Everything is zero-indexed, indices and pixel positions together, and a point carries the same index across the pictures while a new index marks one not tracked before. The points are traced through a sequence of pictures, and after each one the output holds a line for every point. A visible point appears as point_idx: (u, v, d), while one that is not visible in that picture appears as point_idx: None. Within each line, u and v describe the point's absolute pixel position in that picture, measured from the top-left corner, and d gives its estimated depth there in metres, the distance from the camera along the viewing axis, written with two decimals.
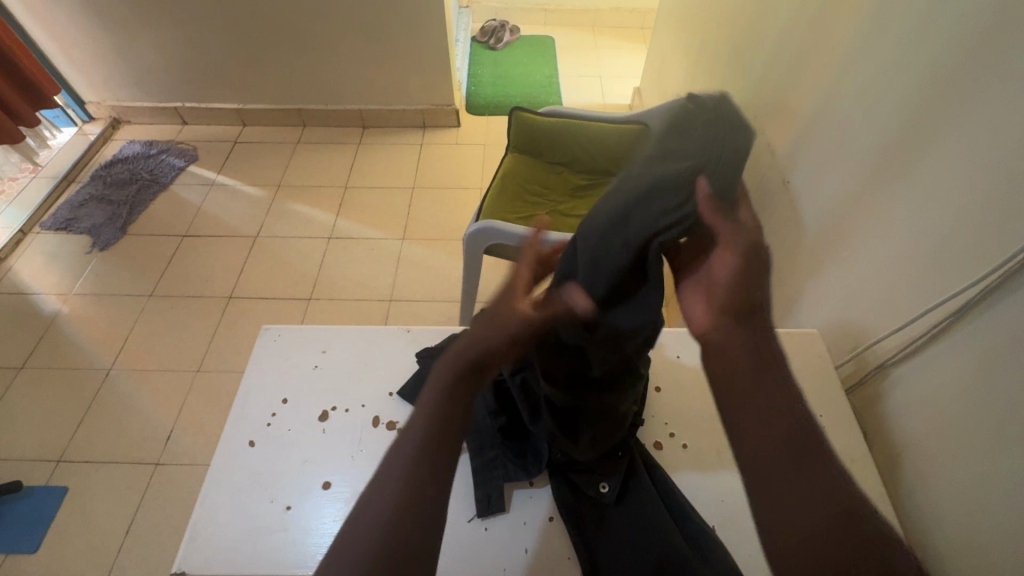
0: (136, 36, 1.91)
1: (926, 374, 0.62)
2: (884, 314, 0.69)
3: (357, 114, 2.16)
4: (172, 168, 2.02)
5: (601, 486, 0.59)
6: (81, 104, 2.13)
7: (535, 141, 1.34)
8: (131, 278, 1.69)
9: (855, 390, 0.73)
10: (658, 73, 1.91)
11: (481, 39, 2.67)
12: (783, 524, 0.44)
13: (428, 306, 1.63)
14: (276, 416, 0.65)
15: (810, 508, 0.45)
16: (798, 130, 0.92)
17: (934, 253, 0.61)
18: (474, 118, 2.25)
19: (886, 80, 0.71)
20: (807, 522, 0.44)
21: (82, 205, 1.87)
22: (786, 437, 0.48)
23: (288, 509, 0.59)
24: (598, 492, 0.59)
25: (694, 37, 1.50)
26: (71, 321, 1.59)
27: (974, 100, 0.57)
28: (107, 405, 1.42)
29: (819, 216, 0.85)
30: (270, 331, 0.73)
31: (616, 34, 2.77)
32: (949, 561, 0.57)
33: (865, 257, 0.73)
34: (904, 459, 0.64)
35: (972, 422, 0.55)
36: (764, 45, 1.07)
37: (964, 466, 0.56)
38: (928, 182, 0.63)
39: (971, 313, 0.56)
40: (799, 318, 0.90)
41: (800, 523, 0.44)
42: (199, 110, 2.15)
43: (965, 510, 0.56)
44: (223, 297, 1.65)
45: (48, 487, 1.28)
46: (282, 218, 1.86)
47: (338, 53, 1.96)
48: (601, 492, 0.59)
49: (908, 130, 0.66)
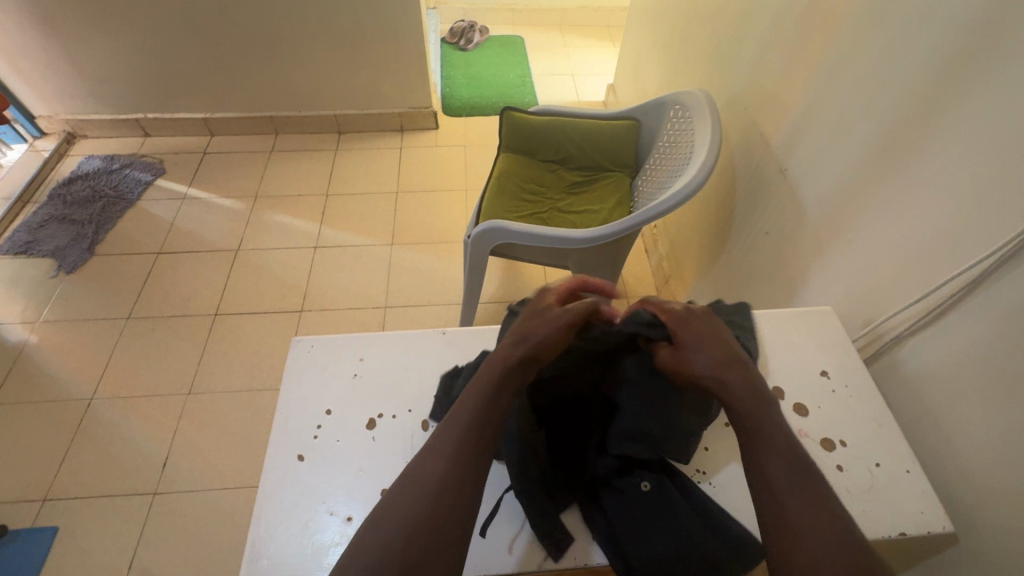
0: (93, 45, 1.81)
1: (943, 341, 0.67)
2: (897, 288, 0.74)
3: (332, 120, 2.12)
4: (139, 183, 1.92)
5: (643, 484, 0.62)
6: (31, 119, 2.00)
7: (527, 140, 1.36)
8: (106, 300, 1.60)
9: (872, 360, 0.79)
10: (634, 70, 1.96)
11: (451, 40, 2.66)
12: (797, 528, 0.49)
13: (425, 310, 1.62)
14: (322, 428, 0.66)
15: (822, 523, 0.49)
16: (795, 119, 0.97)
17: (941, 231, 0.67)
18: (452, 120, 2.24)
19: (883, 71, 0.76)
20: (813, 538, 0.48)
21: (42, 226, 1.76)
22: (795, 462, 0.53)
23: (349, 519, 0.59)
24: (640, 489, 0.61)
25: (673, 34, 1.55)
26: (43, 350, 1.49)
27: (973, 91, 0.62)
28: (93, 436, 1.34)
29: (821, 200, 0.90)
30: (303, 342, 0.74)
31: (583, 33, 2.82)
32: (977, 510, 0.62)
33: (871, 238, 0.79)
34: (927, 420, 0.70)
35: (992, 381, 0.60)
36: (751, 40, 1.12)
37: (985, 422, 0.61)
38: (929, 168, 0.68)
39: (981, 286, 0.62)
40: (807, 298, 0.95)
41: (811, 528, 0.49)
42: (163, 120, 2.05)
43: (992, 462, 0.61)
44: (209, 315, 1.58)
45: (36, 528, 1.20)
46: (263, 229, 1.81)
47: (311, 58, 1.92)
48: (644, 489, 0.61)
49: (907, 120, 0.72)
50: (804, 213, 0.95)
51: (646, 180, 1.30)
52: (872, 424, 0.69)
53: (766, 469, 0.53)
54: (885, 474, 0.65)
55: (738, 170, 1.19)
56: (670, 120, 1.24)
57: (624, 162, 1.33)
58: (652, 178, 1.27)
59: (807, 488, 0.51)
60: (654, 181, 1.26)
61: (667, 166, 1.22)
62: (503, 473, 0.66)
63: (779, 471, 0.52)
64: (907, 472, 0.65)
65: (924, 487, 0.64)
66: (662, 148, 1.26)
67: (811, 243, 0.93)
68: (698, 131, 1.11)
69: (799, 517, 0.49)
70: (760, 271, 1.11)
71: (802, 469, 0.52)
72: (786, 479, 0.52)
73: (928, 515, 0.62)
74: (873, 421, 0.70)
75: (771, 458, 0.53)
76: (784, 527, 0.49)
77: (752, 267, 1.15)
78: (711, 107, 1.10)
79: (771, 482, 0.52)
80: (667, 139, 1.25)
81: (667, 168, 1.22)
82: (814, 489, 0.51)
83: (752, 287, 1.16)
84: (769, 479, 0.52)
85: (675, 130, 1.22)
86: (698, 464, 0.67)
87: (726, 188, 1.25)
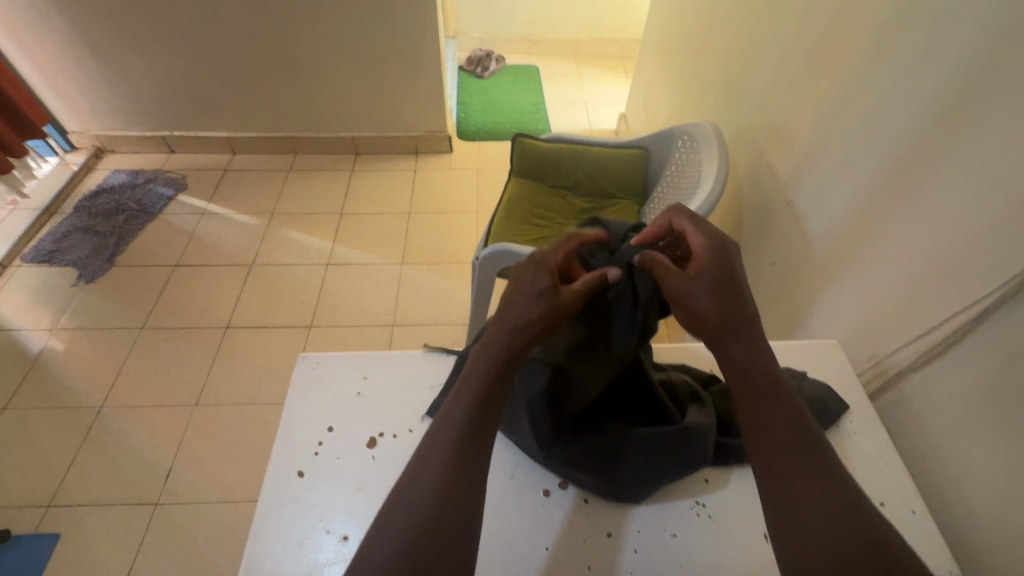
0: (127, 66, 1.90)
1: (947, 377, 0.67)
2: (902, 324, 0.74)
3: (350, 141, 2.18)
4: (161, 197, 1.98)
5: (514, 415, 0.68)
6: (64, 134, 2.09)
7: (538, 167, 1.38)
8: (122, 310, 1.64)
9: (878, 395, 0.78)
10: (645, 101, 2.01)
11: (467, 67, 2.75)
12: (813, 525, 0.47)
13: (432, 330, 1.63)
14: (324, 445, 0.67)
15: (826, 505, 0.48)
16: (800, 153, 0.99)
17: (949, 265, 0.67)
18: (466, 144, 2.29)
19: (888, 107, 0.78)
20: (816, 519, 0.47)
21: (66, 237, 1.81)
22: (797, 431, 0.52)
23: (346, 538, 0.59)
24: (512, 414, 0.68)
25: (683, 68, 1.60)
26: (59, 357, 1.52)
27: (974, 128, 0.64)
28: (100, 444, 1.36)
29: (827, 231, 0.91)
30: (308, 359, 0.76)
31: (597, 63, 2.89)
32: (986, 554, 0.61)
33: (878, 270, 0.79)
34: (931, 457, 0.69)
35: (995, 420, 0.60)
36: (758, 77, 1.15)
37: (990, 460, 0.61)
38: (936, 202, 0.69)
39: (985, 322, 0.62)
40: (813, 329, 0.95)
41: (825, 526, 0.47)
42: (187, 138, 2.13)
43: (994, 506, 0.60)
44: (221, 328, 1.61)
45: (39, 534, 1.21)
46: (278, 245, 1.85)
47: (334, 82, 1.99)
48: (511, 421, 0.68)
49: (914, 152, 0.73)
50: (810, 243, 0.96)
51: (654, 207, 1.32)
52: (877, 461, 0.68)
53: (764, 435, 0.52)
54: (889, 514, 0.63)
55: (745, 200, 1.21)
56: (679, 149, 1.26)
57: (632, 189, 1.35)
58: (660, 205, 1.29)
59: (806, 459, 0.50)
60: (662, 209, 1.28)
61: (675, 193, 1.24)
62: (498, 472, 0.66)
63: (781, 450, 0.51)
64: (912, 513, 0.63)
65: (930, 529, 0.62)
66: (671, 176, 1.28)
67: (815, 275, 0.94)
68: (706, 160, 1.12)
69: (799, 494, 0.49)
70: (766, 300, 1.12)
71: (805, 440, 0.51)
72: (791, 460, 0.50)
73: (934, 558, 0.60)
74: (878, 458, 0.69)
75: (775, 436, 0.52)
76: (783, 508, 0.49)
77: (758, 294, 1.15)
78: (719, 137, 1.11)
79: (768, 457, 0.51)
80: (676, 168, 1.27)
81: (676, 195, 1.23)
82: (813, 459, 0.50)
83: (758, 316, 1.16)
84: (767, 453, 0.51)
85: (683, 159, 1.24)
86: (699, 495, 0.65)
87: (734, 216, 1.27)
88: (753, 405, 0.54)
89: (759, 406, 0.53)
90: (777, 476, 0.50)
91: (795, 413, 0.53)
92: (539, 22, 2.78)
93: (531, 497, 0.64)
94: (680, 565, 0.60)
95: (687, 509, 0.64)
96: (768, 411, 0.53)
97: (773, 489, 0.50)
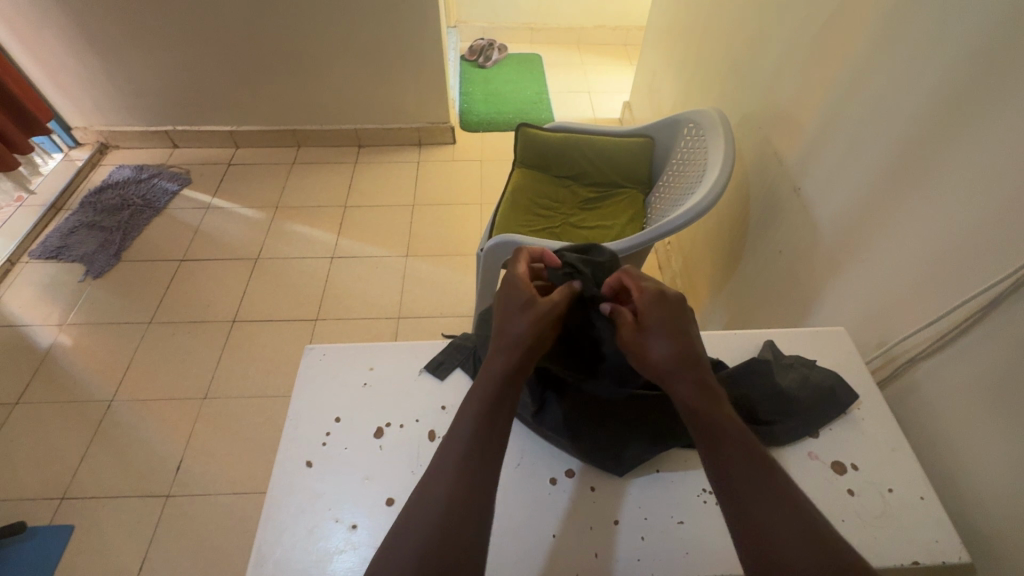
0: (129, 61, 1.89)
1: (958, 364, 0.66)
2: (912, 311, 0.73)
3: (353, 134, 2.17)
4: (166, 192, 1.98)
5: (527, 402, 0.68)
6: (68, 130, 2.09)
7: (542, 156, 1.37)
8: (130, 305, 1.65)
9: (887, 382, 0.78)
10: (649, 88, 1.98)
11: (469, 57, 2.72)
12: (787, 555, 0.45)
13: (437, 321, 1.63)
14: (331, 435, 0.67)
15: (788, 518, 0.47)
16: (808, 138, 0.98)
17: (960, 251, 0.66)
18: (469, 135, 2.28)
19: (897, 91, 0.77)
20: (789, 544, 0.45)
21: (73, 232, 1.82)
22: (755, 458, 0.51)
23: (354, 527, 0.60)
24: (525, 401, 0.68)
25: (688, 54, 1.57)
26: (69, 352, 1.54)
27: (986, 112, 0.62)
28: (111, 437, 1.37)
29: (835, 218, 0.90)
30: (315, 350, 0.76)
31: (600, 51, 2.86)
32: (996, 541, 0.60)
33: (887, 257, 0.78)
34: (942, 444, 0.68)
35: (1007, 407, 0.59)
36: (765, 61, 1.13)
37: (1001, 447, 0.60)
38: (947, 187, 0.68)
39: (997, 309, 0.61)
40: (821, 316, 0.94)
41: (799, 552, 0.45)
42: (190, 133, 2.13)
43: (1005, 493, 0.59)
44: (227, 322, 1.62)
45: (53, 525, 1.23)
46: (283, 239, 1.85)
47: (335, 74, 1.98)
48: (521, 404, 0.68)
49: (925, 137, 0.71)
50: (818, 230, 0.95)
51: (660, 196, 1.31)
52: (886, 448, 0.68)
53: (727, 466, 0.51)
54: (898, 501, 0.63)
55: (752, 188, 1.19)
56: (684, 137, 1.24)
57: (638, 178, 1.34)
58: (666, 194, 1.28)
59: (772, 487, 0.49)
60: (668, 197, 1.27)
61: (681, 182, 1.23)
62: (505, 461, 0.66)
63: (737, 470, 0.50)
64: (921, 499, 0.63)
65: (940, 516, 0.62)
66: (677, 164, 1.26)
67: (823, 262, 0.93)
68: (712, 148, 1.11)
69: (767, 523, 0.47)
70: (772, 288, 1.11)
71: (762, 467, 0.50)
72: (752, 489, 0.49)
73: (944, 544, 0.60)
74: (887, 445, 0.68)
75: (729, 459, 0.51)
76: (756, 540, 0.47)
77: (765, 283, 1.14)
78: (725, 124, 1.10)
79: (734, 487, 0.50)
80: (681, 156, 1.25)
81: (682, 183, 1.22)
82: (773, 483, 0.49)
83: (764, 304, 1.15)
84: (733, 484, 0.50)
85: (689, 147, 1.22)
86: (706, 483, 0.65)
87: (740, 204, 1.26)
88: (711, 439, 0.53)
89: (720, 440, 0.52)
90: (744, 507, 0.48)
91: (751, 444, 0.52)
92: (541, 10, 2.75)
93: (538, 486, 0.64)
94: (687, 553, 0.60)
95: (694, 496, 0.64)
96: (727, 443, 0.52)
97: (743, 523, 0.48)
